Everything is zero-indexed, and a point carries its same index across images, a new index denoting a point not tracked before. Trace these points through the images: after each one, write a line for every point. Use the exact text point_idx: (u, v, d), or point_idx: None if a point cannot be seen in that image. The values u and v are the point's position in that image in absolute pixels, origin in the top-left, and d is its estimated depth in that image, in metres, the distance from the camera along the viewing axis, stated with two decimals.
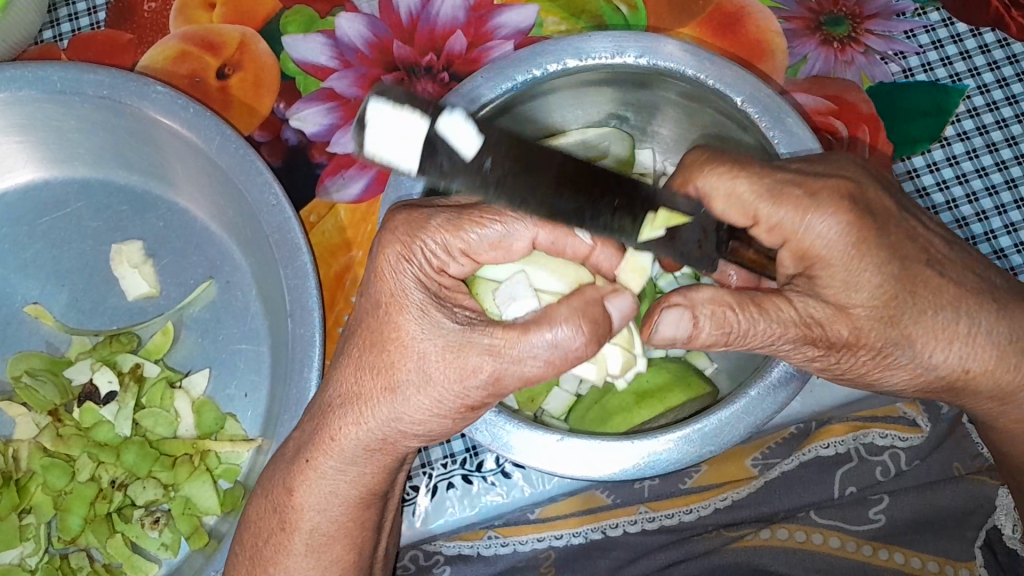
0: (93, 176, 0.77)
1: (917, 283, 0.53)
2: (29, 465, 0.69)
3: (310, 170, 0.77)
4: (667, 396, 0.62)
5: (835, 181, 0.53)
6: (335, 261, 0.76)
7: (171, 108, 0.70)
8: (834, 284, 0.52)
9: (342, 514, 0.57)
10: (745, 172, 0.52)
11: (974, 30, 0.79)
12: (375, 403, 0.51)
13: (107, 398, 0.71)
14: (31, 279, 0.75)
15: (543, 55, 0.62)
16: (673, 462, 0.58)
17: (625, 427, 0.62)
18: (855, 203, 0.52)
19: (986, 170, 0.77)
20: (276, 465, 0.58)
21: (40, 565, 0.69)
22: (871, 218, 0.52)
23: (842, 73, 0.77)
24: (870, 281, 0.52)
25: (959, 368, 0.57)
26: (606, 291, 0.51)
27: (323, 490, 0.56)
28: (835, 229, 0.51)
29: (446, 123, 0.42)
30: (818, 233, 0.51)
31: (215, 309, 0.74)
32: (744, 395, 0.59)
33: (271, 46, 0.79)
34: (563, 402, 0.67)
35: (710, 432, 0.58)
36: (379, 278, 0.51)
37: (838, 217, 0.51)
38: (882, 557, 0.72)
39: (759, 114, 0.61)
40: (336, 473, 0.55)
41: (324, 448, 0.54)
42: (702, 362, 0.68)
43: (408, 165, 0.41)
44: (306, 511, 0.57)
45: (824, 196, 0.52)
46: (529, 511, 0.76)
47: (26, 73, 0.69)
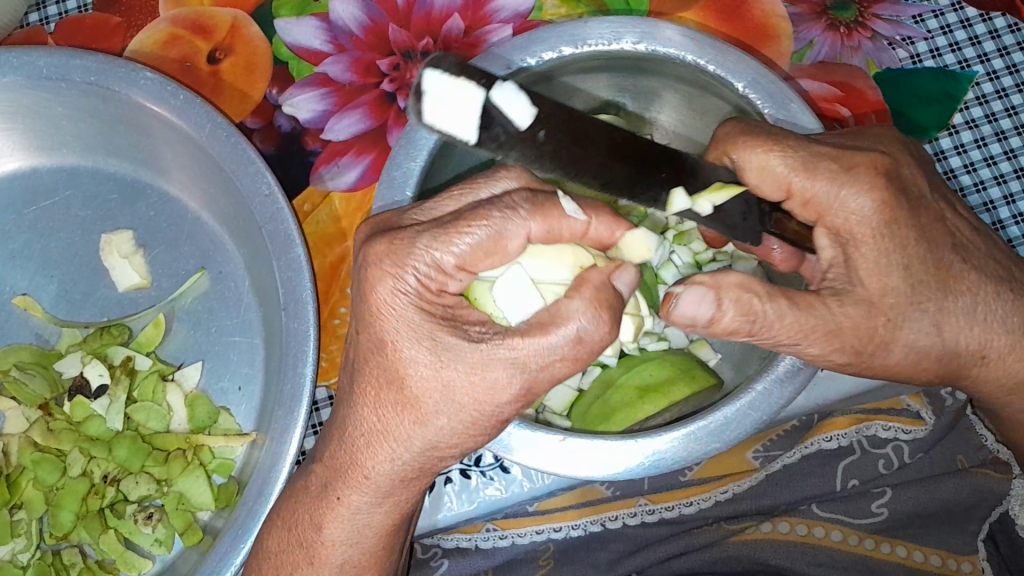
0: (82, 164, 0.75)
1: (940, 271, 0.53)
2: (20, 460, 0.68)
3: (303, 157, 0.75)
4: (671, 389, 0.61)
5: (872, 154, 0.52)
6: (330, 251, 0.74)
7: (160, 94, 0.68)
8: (867, 265, 0.52)
9: (375, 544, 0.57)
10: (780, 144, 0.51)
11: (984, 15, 0.77)
12: (392, 428, 0.50)
13: (99, 391, 0.70)
14: (20, 269, 0.73)
15: (536, 44, 0.61)
16: (676, 461, 0.57)
17: (627, 423, 0.61)
18: (889, 181, 0.52)
19: (994, 159, 0.75)
20: (298, 499, 0.57)
21: (32, 561, 0.67)
22: (904, 198, 0.52)
23: (849, 59, 0.75)
24: (899, 261, 0.52)
25: (979, 351, 0.56)
26: (611, 269, 0.50)
27: (355, 522, 0.55)
28: (866, 206, 0.51)
29: (502, 94, 0.41)
30: (852, 208, 0.51)
31: (208, 300, 0.73)
32: (749, 392, 0.58)
33: (263, 30, 0.77)
34: (567, 397, 0.65)
35: (719, 428, 0.57)
36: (377, 318, 0.48)
37: (870, 195, 0.51)
38: (883, 550, 0.72)
39: (760, 99, 0.59)
40: (368, 508, 0.54)
41: (358, 487, 0.53)
42: (706, 354, 0.67)
43: (467, 135, 0.42)
44: (335, 546, 0.56)
45: (860, 170, 0.51)
46: (528, 504, 0.75)
47: (13, 59, 0.67)
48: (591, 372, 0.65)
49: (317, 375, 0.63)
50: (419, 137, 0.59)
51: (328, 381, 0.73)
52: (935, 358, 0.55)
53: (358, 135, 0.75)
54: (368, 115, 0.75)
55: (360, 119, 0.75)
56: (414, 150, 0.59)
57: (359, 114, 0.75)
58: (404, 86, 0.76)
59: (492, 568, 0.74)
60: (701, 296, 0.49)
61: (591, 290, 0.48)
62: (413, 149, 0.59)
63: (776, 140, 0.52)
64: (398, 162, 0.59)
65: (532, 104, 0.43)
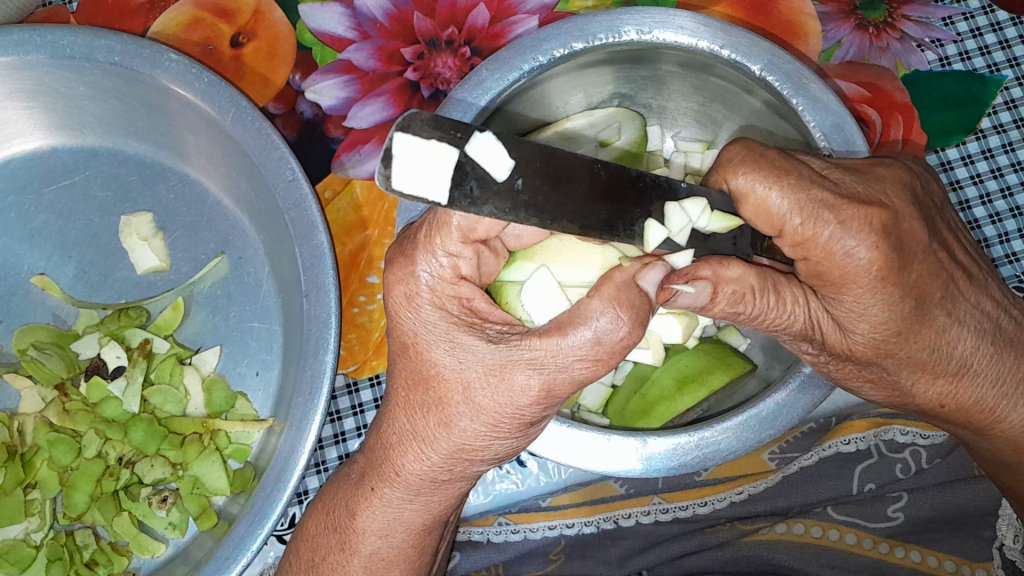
0: (102, 145, 0.75)
1: (923, 322, 0.53)
2: (34, 439, 0.68)
3: (325, 145, 0.75)
4: (710, 379, 0.60)
5: (871, 208, 0.49)
6: (350, 240, 0.74)
7: (185, 76, 0.67)
8: (843, 308, 0.51)
9: (404, 540, 0.57)
10: (782, 183, 0.47)
11: (1014, 19, 0.77)
12: (413, 418, 0.51)
13: (115, 372, 0.69)
14: (38, 249, 0.73)
15: (547, 41, 0.60)
16: (728, 451, 0.57)
17: (669, 416, 0.61)
18: (885, 236, 0.49)
19: (1021, 165, 0.75)
20: (340, 487, 0.58)
21: (45, 540, 0.67)
22: (898, 259, 0.49)
23: (876, 60, 0.75)
24: (875, 315, 0.51)
25: (932, 402, 0.57)
26: (636, 268, 0.47)
27: (389, 516, 0.56)
28: (858, 261, 0.49)
29: (475, 148, 0.38)
30: (851, 257, 0.49)
31: (227, 284, 0.73)
32: (799, 373, 0.58)
33: (288, 15, 0.76)
34: (600, 395, 0.66)
35: (768, 416, 0.57)
36: (398, 321, 0.50)
37: (864, 246, 0.48)
38: (897, 555, 0.72)
39: (778, 82, 0.59)
40: (402, 503, 0.55)
41: (390, 481, 0.54)
42: (735, 340, 0.67)
43: (437, 197, 0.38)
44: (367, 536, 0.57)
45: (854, 224, 0.48)
46: (541, 499, 0.75)
47: (37, 36, 0.67)
48: (624, 367, 0.66)
49: (338, 361, 0.62)
50: None
51: (346, 369, 0.73)
52: (879, 381, 0.57)
53: (381, 123, 0.75)
54: (391, 104, 0.75)
55: (383, 107, 0.75)
56: None
57: (382, 102, 0.75)
58: (428, 74, 0.75)
59: (503, 564, 0.74)
60: (699, 291, 0.49)
61: (612, 289, 0.46)
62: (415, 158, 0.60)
63: (777, 174, 0.48)
64: None
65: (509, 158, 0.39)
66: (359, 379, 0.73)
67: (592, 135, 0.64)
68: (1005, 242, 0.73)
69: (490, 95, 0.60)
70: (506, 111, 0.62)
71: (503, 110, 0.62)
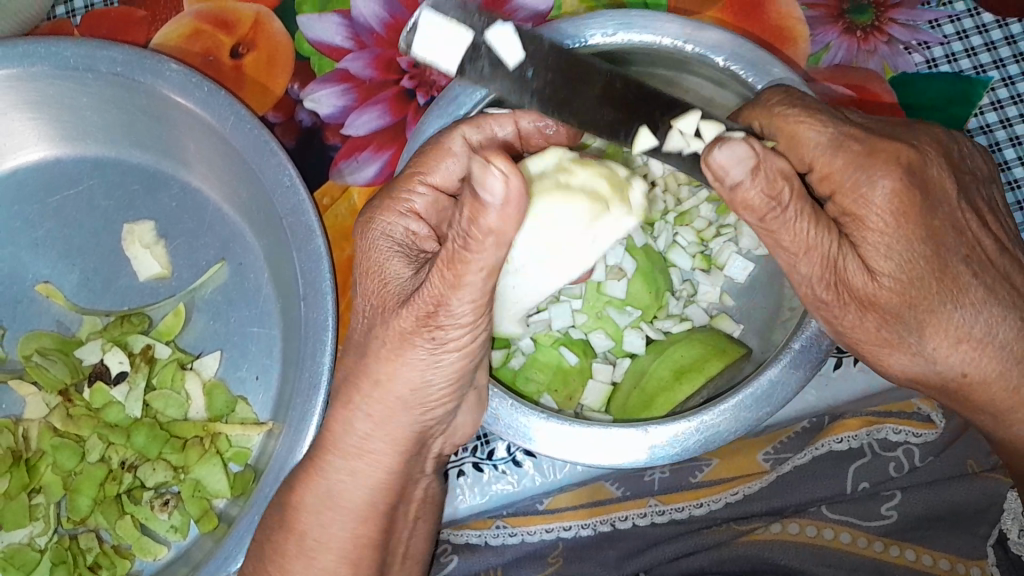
0: (104, 154, 0.76)
1: (948, 272, 0.53)
2: (39, 444, 0.69)
3: (323, 152, 0.76)
4: (706, 365, 0.63)
5: (899, 146, 0.54)
6: (348, 245, 0.76)
7: (185, 86, 0.69)
8: (865, 244, 0.53)
9: (346, 523, 0.57)
10: (812, 118, 0.54)
11: (1000, 21, 0.78)
12: (400, 377, 0.52)
13: (118, 378, 0.70)
14: (42, 257, 0.74)
15: None
16: (731, 430, 0.59)
17: (669, 406, 0.63)
18: (910, 172, 0.53)
19: (1008, 165, 0.76)
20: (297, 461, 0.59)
21: (50, 544, 0.68)
22: (920, 195, 0.53)
23: (865, 62, 0.76)
24: (901, 253, 0.52)
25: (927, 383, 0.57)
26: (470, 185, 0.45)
27: (327, 488, 0.56)
28: (881, 190, 0.52)
29: (494, 34, 0.51)
30: (872, 191, 0.52)
31: (227, 291, 0.74)
32: (789, 350, 0.60)
33: (286, 26, 0.78)
34: (600, 394, 0.67)
35: (765, 393, 0.60)
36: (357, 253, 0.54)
37: (887, 181, 0.52)
38: (893, 553, 0.73)
39: (742, 70, 0.61)
40: (343, 473, 0.56)
41: (346, 455, 0.55)
42: (728, 326, 0.69)
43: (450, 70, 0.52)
44: (307, 513, 0.57)
45: (882, 156, 0.53)
46: (538, 501, 0.76)
47: (41, 48, 0.68)
48: (621, 364, 0.69)
49: (336, 363, 0.63)
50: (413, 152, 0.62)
51: None
52: (898, 347, 0.55)
53: (378, 130, 0.76)
54: (388, 112, 0.76)
55: (379, 115, 0.76)
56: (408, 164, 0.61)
57: (379, 110, 0.76)
58: (424, 83, 0.77)
59: (502, 567, 0.74)
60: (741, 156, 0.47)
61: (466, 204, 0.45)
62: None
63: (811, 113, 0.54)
64: None
65: (522, 47, 0.52)
66: None
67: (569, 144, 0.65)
68: None
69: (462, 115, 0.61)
70: None
71: None
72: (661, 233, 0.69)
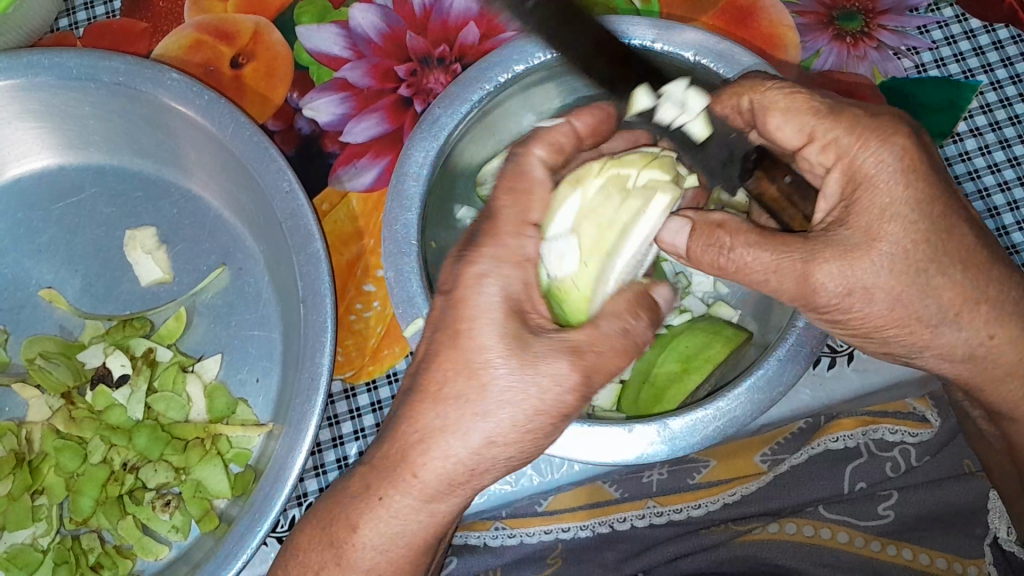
0: (107, 162, 0.78)
1: (953, 233, 0.53)
2: (42, 446, 0.71)
3: (322, 159, 0.77)
4: (712, 352, 0.65)
5: (893, 113, 0.54)
6: (346, 249, 0.76)
7: (186, 94, 0.70)
8: (871, 209, 0.52)
9: (399, 552, 0.55)
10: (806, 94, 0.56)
11: (987, 27, 0.79)
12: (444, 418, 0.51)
13: (120, 380, 0.72)
14: (46, 263, 0.75)
15: (490, 71, 0.66)
16: (746, 413, 0.60)
17: (682, 398, 0.65)
18: (912, 132, 0.53)
19: (998, 166, 0.77)
20: (338, 496, 0.56)
21: (52, 545, 0.69)
22: (925, 154, 0.53)
23: (854, 68, 0.77)
24: (911, 213, 0.52)
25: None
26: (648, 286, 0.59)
27: (388, 529, 0.54)
28: (888, 150, 0.52)
29: None
30: (873, 155, 0.52)
31: (228, 295, 0.75)
32: (792, 331, 0.62)
33: (285, 36, 0.79)
34: (610, 393, 0.68)
35: (774, 374, 0.61)
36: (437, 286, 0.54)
37: (896, 139, 0.52)
38: (890, 552, 0.74)
39: (712, 64, 0.64)
40: (407, 511, 0.54)
41: (400, 485, 0.53)
42: (726, 313, 0.70)
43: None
44: (364, 550, 0.55)
45: (883, 115, 0.53)
46: (537, 504, 0.76)
47: (44, 59, 0.70)
48: None
49: (335, 363, 0.65)
50: (410, 162, 0.64)
51: (343, 374, 0.75)
52: (919, 323, 0.54)
53: (377, 137, 0.78)
54: (386, 119, 0.78)
55: (378, 122, 0.78)
56: (407, 173, 0.64)
57: (377, 117, 0.78)
58: (421, 91, 0.78)
59: (501, 568, 0.76)
60: (680, 227, 0.57)
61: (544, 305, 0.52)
62: (406, 202, 0.63)
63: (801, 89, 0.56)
64: (397, 191, 0.63)
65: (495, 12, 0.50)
66: (356, 384, 0.75)
67: None
68: None
69: (447, 132, 0.65)
70: (467, 141, 0.68)
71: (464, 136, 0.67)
72: None
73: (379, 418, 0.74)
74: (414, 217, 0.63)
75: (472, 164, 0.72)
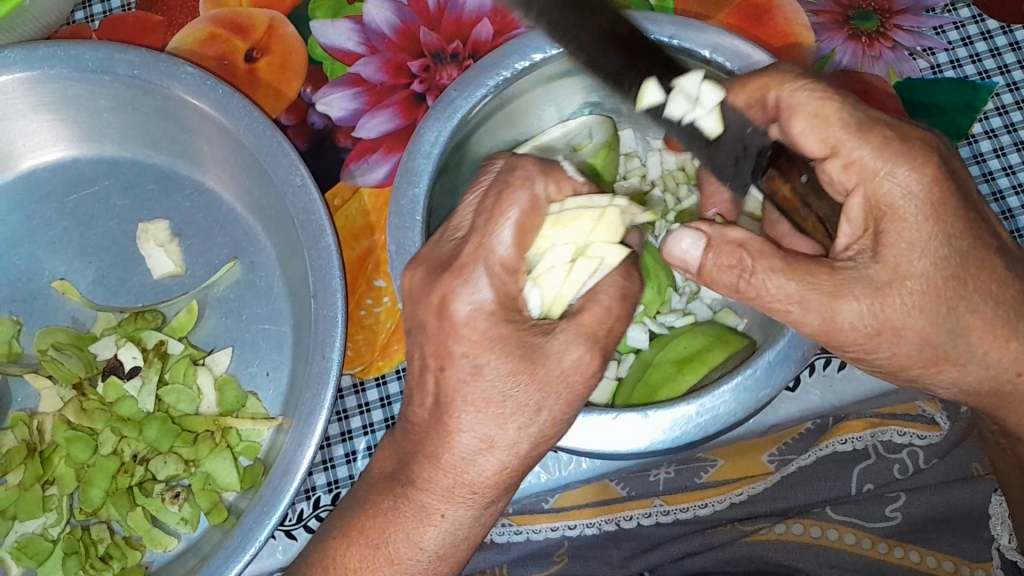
0: (120, 155, 0.78)
1: (977, 265, 0.52)
2: (53, 437, 0.71)
3: (334, 153, 0.78)
4: (709, 356, 0.65)
5: (925, 137, 0.52)
6: (357, 244, 0.77)
7: (199, 87, 0.70)
8: (899, 242, 0.51)
9: (459, 551, 0.56)
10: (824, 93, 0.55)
11: (1005, 27, 0.79)
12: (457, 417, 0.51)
13: (131, 372, 0.72)
14: (59, 255, 0.76)
15: (508, 57, 0.65)
16: (732, 411, 0.60)
17: (673, 397, 0.64)
18: (942, 161, 0.52)
19: (1012, 168, 0.76)
20: (379, 508, 0.56)
21: (62, 535, 0.70)
22: (953, 182, 0.51)
23: (869, 68, 0.77)
24: (934, 249, 0.51)
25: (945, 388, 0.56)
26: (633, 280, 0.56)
27: (449, 532, 0.55)
28: (913, 181, 0.50)
29: None
30: (899, 183, 0.51)
31: (239, 289, 0.75)
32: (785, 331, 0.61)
33: (300, 31, 0.79)
34: (606, 388, 0.70)
35: (765, 373, 0.61)
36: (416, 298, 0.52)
37: (922, 171, 0.51)
38: (896, 554, 0.73)
39: (727, 61, 0.63)
40: (460, 515, 0.54)
41: (451, 494, 0.53)
42: (732, 321, 0.70)
43: None
44: (418, 556, 0.55)
45: (914, 142, 0.51)
46: (544, 500, 0.77)
47: (61, 51, 0.70)
48: (625, 360, 0.70)
49: (344, 357, 0.64)
50: (422, 140, 0.63)
51: (352, 369, 0.75)
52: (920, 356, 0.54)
53: (388, 132, 0.78)
54: (398, 114, 0.78)
55: (390, 117, 0.78)
56: (419, 151, 0.63)
57: (389, 112, 0.78)
58: (434, 86, 0.78)
59: (506, 566, 0.75)
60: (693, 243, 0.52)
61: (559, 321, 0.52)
62: (413, 178, 0.63)
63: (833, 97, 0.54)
64: (409, 167, 0.63)
65: None
66: (365, 379, 0.75)
67: (563, 143, 0.73)
68: None
69: (464, 110, 0.64)
70: (485, 125, 0.68)
71: (480, 120, 0.67)
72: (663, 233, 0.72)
73: (389, 413, 0.75)
74: (421, 193, 0.62)
75: (492, 152, 0.72)
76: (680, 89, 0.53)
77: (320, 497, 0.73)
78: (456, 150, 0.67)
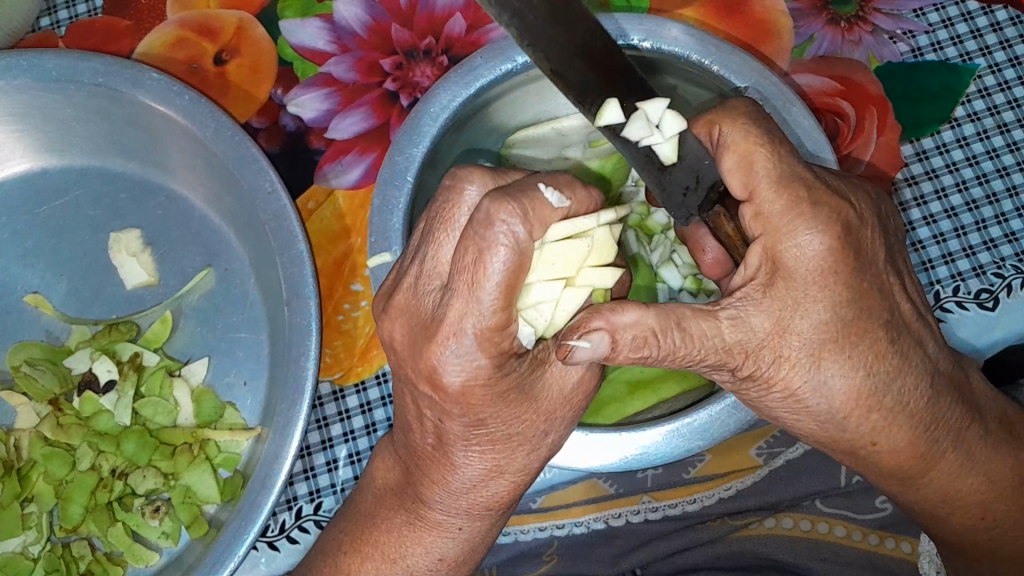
0: (90, 164, 0.77)
1: (863, 334, 0.49)
2: (31, 454, 0.70)
3: (308, 155, 0.76)
4: (660, 387, 0.67)
5: (838, 201, 0.48)
6: (333, 249, 0.75)
7: (166, 94, 0.69)
8: (787, 296, 0.48)
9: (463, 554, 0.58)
10: None
11: (986, 8, 0.77)
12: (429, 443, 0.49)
13: (106, 386, 0.71)
14: (31, 267, 0.74)
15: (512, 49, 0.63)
16: (663, 453, 0.60)
17: (615, 417, 0.67)
18: (847, 230, 0.48)
19: (996, 151, 0.75)
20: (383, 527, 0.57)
21: (43, 553, 0.68)
22: (854, 254, 0.48)
23: (849, 53, 0.75)
24: (818, 314, 0.48)
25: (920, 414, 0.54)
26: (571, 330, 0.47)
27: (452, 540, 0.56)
28: (811, 247, 0.47)
29: None
30: (805, 245, 0.47)
31: (214, 297, 0.74)
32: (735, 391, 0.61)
33: (269, 32, 0.78)
34: None
35: (703, 426, 0.61)
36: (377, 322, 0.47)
37: (822, 235, 0.47)
38: (888, 545, 0.72)
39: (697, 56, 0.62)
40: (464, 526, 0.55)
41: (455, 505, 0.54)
42: None
43: None
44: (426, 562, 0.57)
45: (824, 209, 0.48)
46: (531, 501, 0.76)
47: (23, 60, 0.68)
48: None
49: (319, 368, 0.63)
50: (423, 121, 0.62)
51: (331, 376, 0.74)
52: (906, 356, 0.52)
53: (362, 133, 0.76)
54: (372, 114, 0.77)
55: (363, 118, 0.76)
56: (419, 133, 0.62)
57: (362, 112, 0.77)
58: (407, 84, 0.77)
59: (496, 567, 0.75)
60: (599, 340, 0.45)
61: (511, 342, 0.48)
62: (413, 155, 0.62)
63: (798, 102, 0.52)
64: (402, 147, 0.62)
65: None
66: (345, 386, 0.74)
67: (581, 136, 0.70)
68: (983, 229, 0.73)
69: (479, 84, 0.63)
70: (493, 107, 0.67)
71: (486, 103, 0.66)
72: (658, 245, 0.72)
73: (370, 420, 0.74)
74: (420, 153, 0.62)
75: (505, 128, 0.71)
76: (634, 121, 0.49)
77: (302, 507, 0.72)
78: (454, 133, 0.66)
